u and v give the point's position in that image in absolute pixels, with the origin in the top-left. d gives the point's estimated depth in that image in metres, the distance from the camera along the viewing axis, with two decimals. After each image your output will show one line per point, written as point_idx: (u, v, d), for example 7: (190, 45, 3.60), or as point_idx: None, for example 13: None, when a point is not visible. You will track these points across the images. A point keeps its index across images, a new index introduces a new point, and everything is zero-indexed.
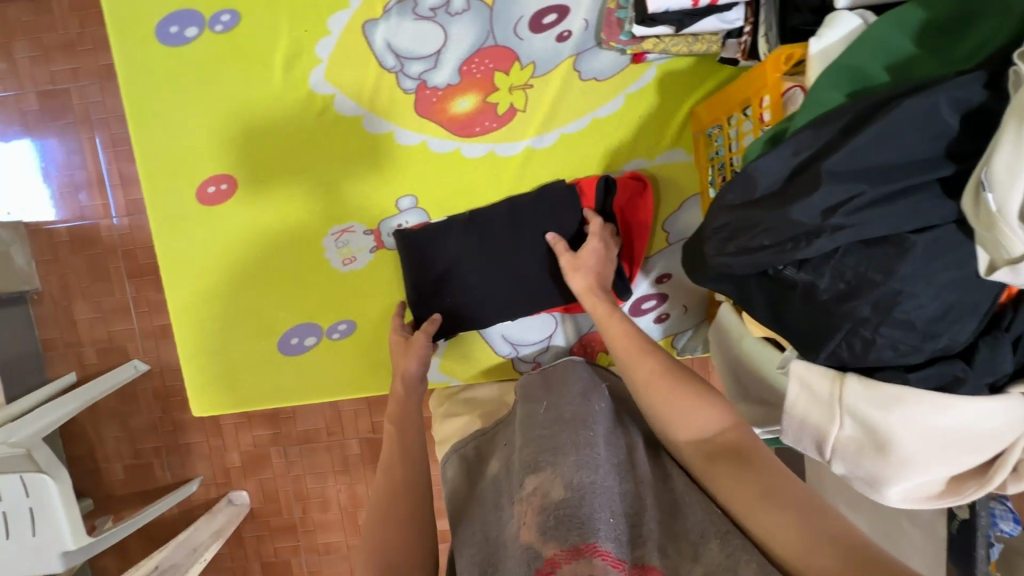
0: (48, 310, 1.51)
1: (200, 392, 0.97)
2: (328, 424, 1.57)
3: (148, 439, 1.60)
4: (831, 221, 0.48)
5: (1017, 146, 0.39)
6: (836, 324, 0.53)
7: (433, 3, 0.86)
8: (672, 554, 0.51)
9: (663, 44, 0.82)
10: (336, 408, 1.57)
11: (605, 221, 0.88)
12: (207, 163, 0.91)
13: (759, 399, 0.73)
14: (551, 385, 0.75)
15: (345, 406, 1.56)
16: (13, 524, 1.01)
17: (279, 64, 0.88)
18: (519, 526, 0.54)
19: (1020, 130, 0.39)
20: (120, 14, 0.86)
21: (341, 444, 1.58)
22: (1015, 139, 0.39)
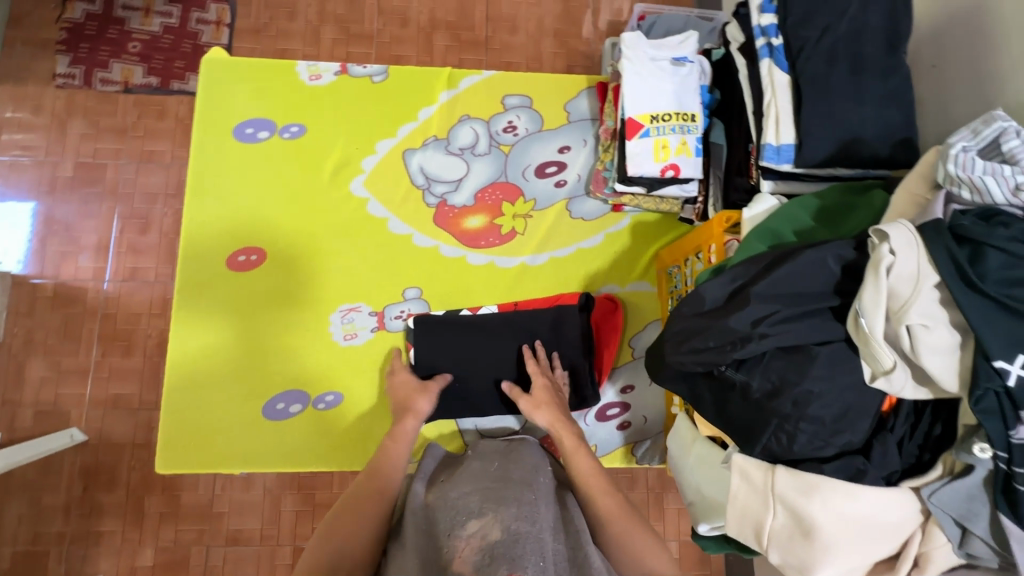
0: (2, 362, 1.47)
1: (171, 448, 0.97)
2: (265, 522, 1.48)
3: (55, 522, 1.44)
4: (757, 330, 0.63)
5: (876, 288, 0.57)
6: (765, 418, 0.66)
7: (462, 145, 1.10)
8: None
9: (637, 200, 1.06)
10: (278, 505, 1.49)
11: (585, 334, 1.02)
12: (244, 237, 1.04)
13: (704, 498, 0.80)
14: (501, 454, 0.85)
15: (288, 503, 1.49)
16: None
17: (327, 169, 1.07)
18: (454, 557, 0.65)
19: (876, 278, 0.57)
20: (208, 114, 1.07)
21: (273, 548, 1.47)
22: (874, 284, 0.58)
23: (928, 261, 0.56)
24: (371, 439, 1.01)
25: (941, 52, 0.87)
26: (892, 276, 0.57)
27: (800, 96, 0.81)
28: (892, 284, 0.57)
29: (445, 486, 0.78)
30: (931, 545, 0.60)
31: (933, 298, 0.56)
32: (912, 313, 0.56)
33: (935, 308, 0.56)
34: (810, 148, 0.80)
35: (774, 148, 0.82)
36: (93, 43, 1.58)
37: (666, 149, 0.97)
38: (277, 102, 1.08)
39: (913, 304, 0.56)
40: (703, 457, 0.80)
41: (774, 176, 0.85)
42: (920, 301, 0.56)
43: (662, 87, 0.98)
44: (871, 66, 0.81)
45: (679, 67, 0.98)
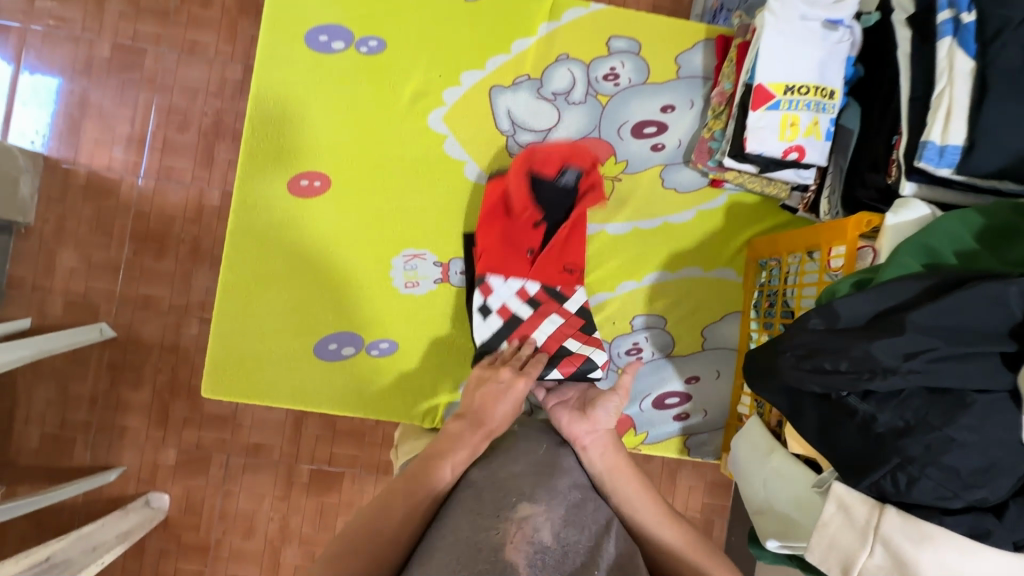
0: (32, 247, 1.42)
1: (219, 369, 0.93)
2: (285, 442, 1.47)
3: (80, 412, 1.44)
4: (907, 363, 0.56)
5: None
6: (883, 456, 0.59)
7: (556, 90, 0.98)
8: None
9: (743, 178, 0.95)
10: (298, 426, 1.48)
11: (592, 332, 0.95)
12: (309, 159, 0.95)
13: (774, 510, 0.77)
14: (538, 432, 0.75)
15: (310, 426, 1.48)
16: None
17: (405, 94, 0.96)
18: (504, 542, 0.55)
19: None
20: (278, 12, 0.94)
21: (291, 467, 1.48)
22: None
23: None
24: (420, 392, 0.96)
25: None
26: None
27: (987, 89, 0.68)
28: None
29: (491, 462, 0.67)
30: None
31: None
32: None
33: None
34: (984, 155, 0.69)
35: (938, 149, 0.71)
36: None
37: (794, 128, 0.86)
38: (356, 7, 0.95)
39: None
40: (784, 473, 0.75)
41: (920, 178, 0.75)
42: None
43: (806, 53, 0.84)
44: None
45: (831, 31, 0.84)
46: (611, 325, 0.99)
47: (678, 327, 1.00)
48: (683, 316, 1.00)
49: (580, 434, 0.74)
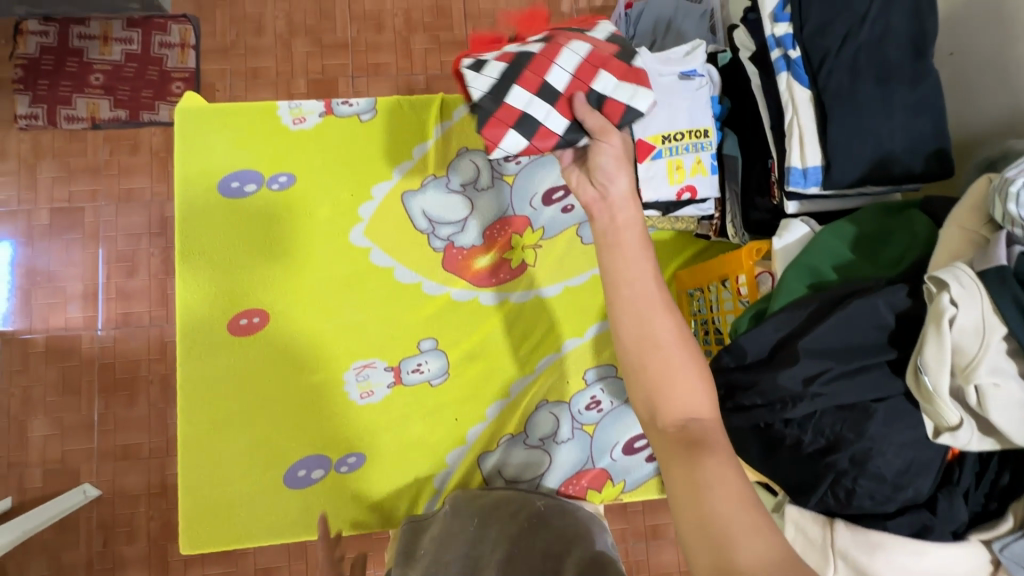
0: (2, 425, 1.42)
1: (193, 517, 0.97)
2: (292, 559, 1.44)
3: None
4: (810, 388, 0.60)
5: (936, 342, 0.54)
6: (818, 475, 0.62)
7: (463, 181, 1.05)
8: None
9: (652, 222, 1.01)
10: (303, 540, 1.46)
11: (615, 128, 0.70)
12: (245, 297, 0.98)
13: None
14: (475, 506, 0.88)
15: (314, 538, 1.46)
16: None
17: (323, 216, 1.01)
18: None
19: (936, 332, 0.54)
20: (189, 169, 1.00)
21: None
22: (935, 339, 0.54)
23: (992, 312, 0.53)
24: (396, 494, 0.98)
25: (960, 40, 0.83)
26: (955, 329, 0.54)
27: (827, 114, 0.76)
28: (955, 337, 0.54)
29: (425, 557, 0.79)
30: None
31: (1001, 350, 0.53)
32: (979, 369, 0.53)
33: (1002, 359, 0.53)
34: (840, 170, 0.75)
35: (801, 171, 0.77)
36: (52, 78, 1.48)
37: (681, 170, 0.92)
38: (260, 150, 1.01)
39: (979, 359, 0.53)
40: (749, 500, 0.78)
41: (800, 197, 0.81)
42: (986, 356, 0.53)
43: (671, 105, 0.92)
44: (899, 74, 0.75)
45: (688, 81, 0.91)
46: (565, 385, 1.02)
47: None
48: None
49: (591, 200, 0.69)
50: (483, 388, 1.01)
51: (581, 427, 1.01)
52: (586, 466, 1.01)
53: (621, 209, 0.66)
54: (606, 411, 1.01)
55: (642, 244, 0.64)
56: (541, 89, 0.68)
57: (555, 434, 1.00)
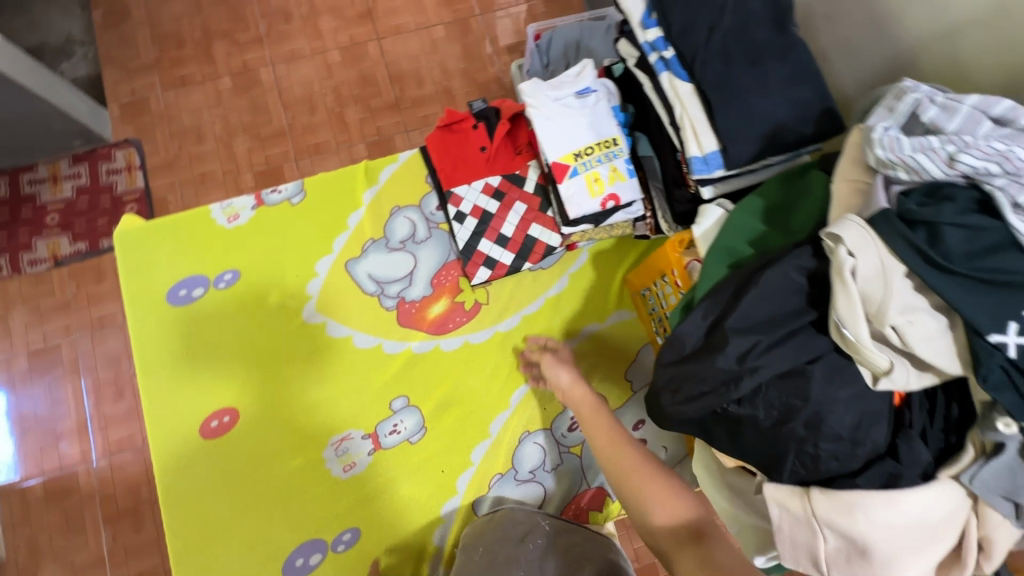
0: None
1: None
2: None
3: None
4: (746, 365, 0.60)
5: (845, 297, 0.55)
6: (782, 448, 0.63)
7: (402, 239, 1.08)
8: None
9: (588, 235, 1.03)
10: None
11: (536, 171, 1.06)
12: (213, 399, 0.99)
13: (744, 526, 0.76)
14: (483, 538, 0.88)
15: None
16: None
17: (274, 303, 1.03)
18: None
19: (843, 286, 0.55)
20: (138, 288, 1.03)
21: None
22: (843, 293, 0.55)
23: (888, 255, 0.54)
24: (399, 561, 0.96)
25: None
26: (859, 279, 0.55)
27: (710, 103, 0.79)
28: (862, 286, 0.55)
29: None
30: (988, 527, 0.58)
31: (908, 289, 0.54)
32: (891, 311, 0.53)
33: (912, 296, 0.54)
34: (737, 150, 0.78)
35: (702, 158, 0.80)
36: (10, 228, 1.52)
37: (600, 182, 0.95)
38: (202, 254, 1.04)
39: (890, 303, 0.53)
40: (736, 486, 0.75)
41: (712, 181, 0.83)
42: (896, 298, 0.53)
43: (574, 123, 0.96)
44: (769, 53, 0.79)
45: (584, 98, 0.96)
46: (543, 412, 1.01)
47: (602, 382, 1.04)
48: (602, 372, 1.05)
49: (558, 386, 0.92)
50: (463, 434, 1.00)
51: (568, 449, 1.01)
52: (580, 488, 1.00)
53: (580, 393, 0.87)
54: None
55: (597, 409, 0.84)
56: (498, 238, 1.05)
57: (543, 464, 1.00)
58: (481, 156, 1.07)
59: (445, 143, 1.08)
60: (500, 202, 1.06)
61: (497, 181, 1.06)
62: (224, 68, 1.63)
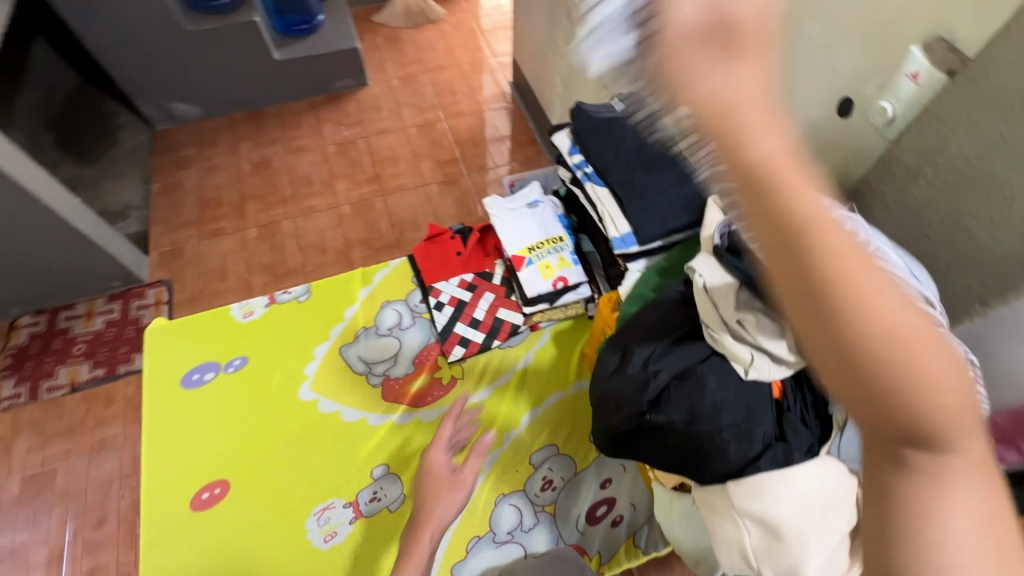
0: None
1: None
2: None
3: None
4: (650, 368, 0.78)
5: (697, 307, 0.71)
6: (699, 445, 0.73)
7: (390, 326, 1.26)
8: None
9: (547, 314, 1.22)
10: None
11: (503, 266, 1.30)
12: (206, 474, 1.07)
13: (693, 545, 0.84)
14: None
15: None
16: None
17: (274, 384, 1.18)
18: None
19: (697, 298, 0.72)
20: (158, 375, 1.18)
21: None
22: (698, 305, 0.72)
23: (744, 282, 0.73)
24: None
25: None
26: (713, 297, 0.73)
27: (622, 199, 1.06)
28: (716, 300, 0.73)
29: None
30: None
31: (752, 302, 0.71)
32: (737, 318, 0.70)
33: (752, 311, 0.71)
34: (646, 229, 1.02)
35: (620, 237, 1.04)
36: (39, 358, 1.69)
37: (551, 268, 1.18)
38: (217, 344, 1.22)
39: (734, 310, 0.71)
40: (687, 511, 0.82)
41: (635, 257, 1.05)
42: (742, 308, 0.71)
43: (527, 225, 1.22)
44: (660, 164, 1.07)
45: (534, 208, 1.25)
46: (517, 473, 1.10)
47: (568, 445, 1.13)
48: (567, 436, 1.14)
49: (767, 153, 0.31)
50: None
51: (542, 508, 1.06)
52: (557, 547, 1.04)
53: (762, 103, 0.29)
54: (559, 488, 1.08)
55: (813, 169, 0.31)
56: (472, 321, 1.24)
57: (520, 529, 1.05)
58: (458, 259, 1.31)
59: (428, 250, 1.34)
60: (472, 293, 1.27)
61: (470, 277, 1.29)
62: (252, 221, 1.98)
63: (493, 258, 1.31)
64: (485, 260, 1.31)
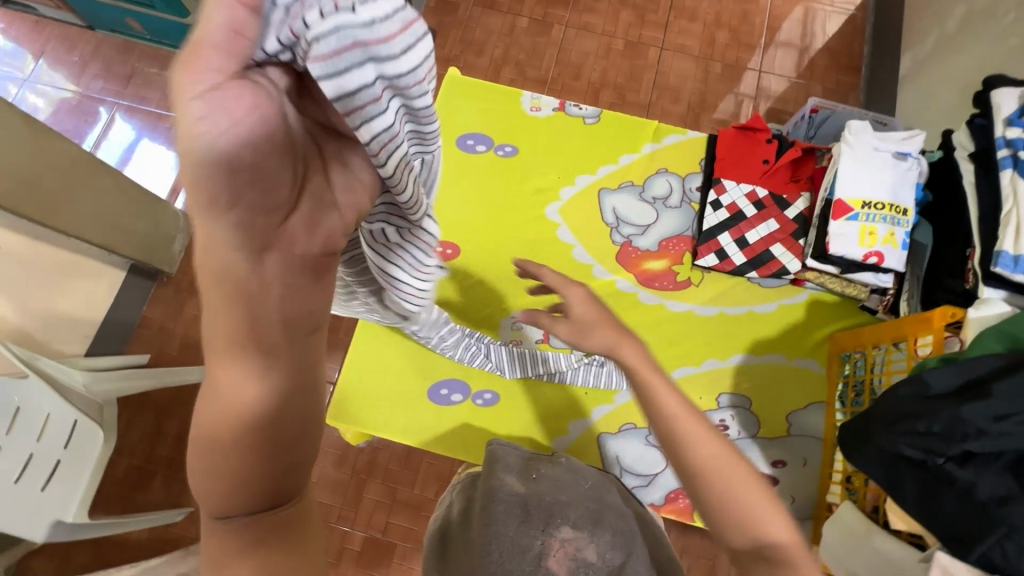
0: None
1: (333, 437, 1.39)
2: (345, 503, 1.38)
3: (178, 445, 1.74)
4: (1000, 425, 0.63)
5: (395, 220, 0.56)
6: (989, 524, 0.63)
7: (655, 196, 1.18)
8: None
9: (823, 278, 1.07)
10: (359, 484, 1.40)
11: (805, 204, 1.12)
12: (445, 231, 1.16)
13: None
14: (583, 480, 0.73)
15: (371, 493, 1.40)
16: (35, 469, 0.95)
17: (531, 189, 1.18)
18: (547, 554, 0.58)
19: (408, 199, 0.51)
20: (439, 122, 1.21)
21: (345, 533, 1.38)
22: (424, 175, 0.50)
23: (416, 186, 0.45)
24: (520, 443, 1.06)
25: None
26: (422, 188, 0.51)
27: None
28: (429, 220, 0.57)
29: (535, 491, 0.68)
30: None
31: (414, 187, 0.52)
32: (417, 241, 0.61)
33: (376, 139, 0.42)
34: None
35: (1013, 258, 0.81)
36: None
37: (873, 236, 0.98)
38: (497, 122, 1.22)
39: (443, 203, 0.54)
40: (890, 556, 0.75)
41: (1008, 286, 0.82)
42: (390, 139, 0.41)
43: (877, 177, 1.00)
44: None
45: (900, 161, 1.00)
46: (697, 399, 1.07)
47: (760, 408, 1.06)
48: (766, 400, 1.07)
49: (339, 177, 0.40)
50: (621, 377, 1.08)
51: None
52: None
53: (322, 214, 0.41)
54: (730, 437, 1.05)
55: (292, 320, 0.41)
56: (739, 239, 1.11)
57: None
58: (761, 167, 1.14)
59: (734, 144, 1.16)
60: (757, 211, 1.12)
61: (763, 193, 1.13)
62: (528, 8, 1.59)
63: (796, 188, 1.13)
64: (789, 187, 1.13)
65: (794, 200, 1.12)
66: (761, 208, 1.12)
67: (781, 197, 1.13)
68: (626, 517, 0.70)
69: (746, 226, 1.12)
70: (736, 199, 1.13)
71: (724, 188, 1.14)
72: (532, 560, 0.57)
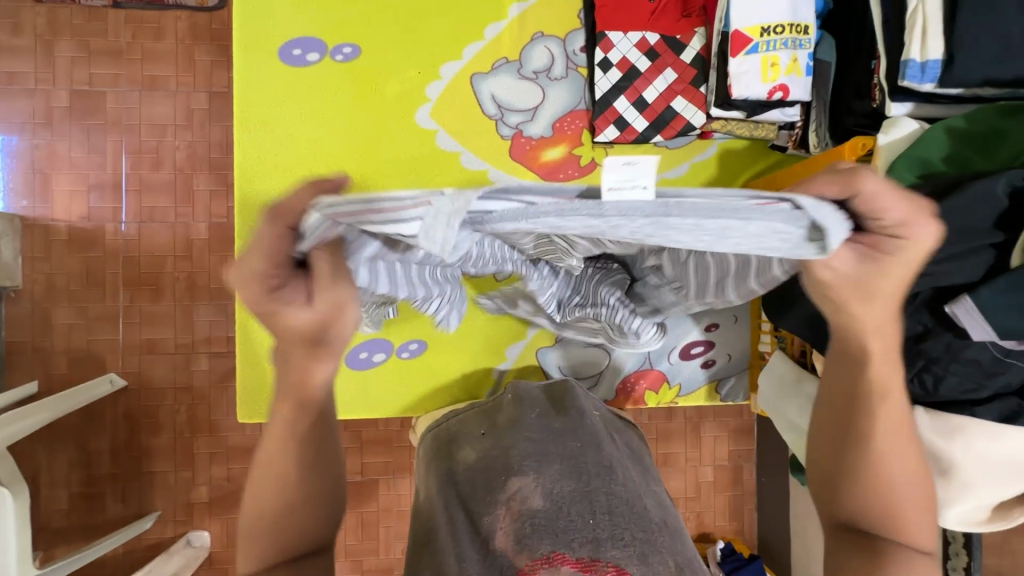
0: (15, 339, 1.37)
1: None
2: None
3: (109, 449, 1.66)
4: (917, 268, 0.60)
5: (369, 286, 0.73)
6: (908, 361, 0.63)
7: (537, 69, 1.00)
8: (624, 548, 0.52)
9: (730, 125, 0.97)
10: None
11: (700, 42, 0.98)
12: (303, 174, 0.95)
13: (794, 425, 0.83)
14: (546, 408, 0.76)
15: None
16: None
17: (391, 95, 0.97)
18: (496, 526, 0.55)
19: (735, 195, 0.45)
20: (247, 33, 0.93)
21: None
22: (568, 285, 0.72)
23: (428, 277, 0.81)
24: (458, 382, 1.02)
25: None
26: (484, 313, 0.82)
27: (958, 2, 0.72)
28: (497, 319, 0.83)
29: (486, 438, 0.70)
30: None
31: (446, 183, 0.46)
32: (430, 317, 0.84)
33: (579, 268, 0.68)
34: (962, 67, 0.72)
35: (920, 66, 0.74)
36: None
37: (776, 69, 0.87)
38: (324, 16, 0.95)
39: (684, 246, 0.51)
40: None
41: (917, 97, 0.78)
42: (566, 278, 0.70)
43: None
44: None
45: None
46: None
47: None
48: None
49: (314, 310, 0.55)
50: None
51: None
52: (643, 367, 1.03)
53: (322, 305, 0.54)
54: (664, 316, 1.01)
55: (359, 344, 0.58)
56: (637, 100, 0.97)
57: (611, 343, 1.02)
58: (647, 7, 0.97)
59: None
60: (651, 62, 0.97)
61: (654, 39, 0.97)
62: None
63: (689, 24, 0.98)
64: (682, 23, 0.98)
65: (688, 42, 0.98)
66: (656, 58, 0.97)
67: (674, 40, 0.98)
68: (576, 429, 0.70)
69: (641, 85, 0.98)
70: (625, 54, 0.97)
71: (610, 44, 0.97)
72: (480, 543, 0.54)
